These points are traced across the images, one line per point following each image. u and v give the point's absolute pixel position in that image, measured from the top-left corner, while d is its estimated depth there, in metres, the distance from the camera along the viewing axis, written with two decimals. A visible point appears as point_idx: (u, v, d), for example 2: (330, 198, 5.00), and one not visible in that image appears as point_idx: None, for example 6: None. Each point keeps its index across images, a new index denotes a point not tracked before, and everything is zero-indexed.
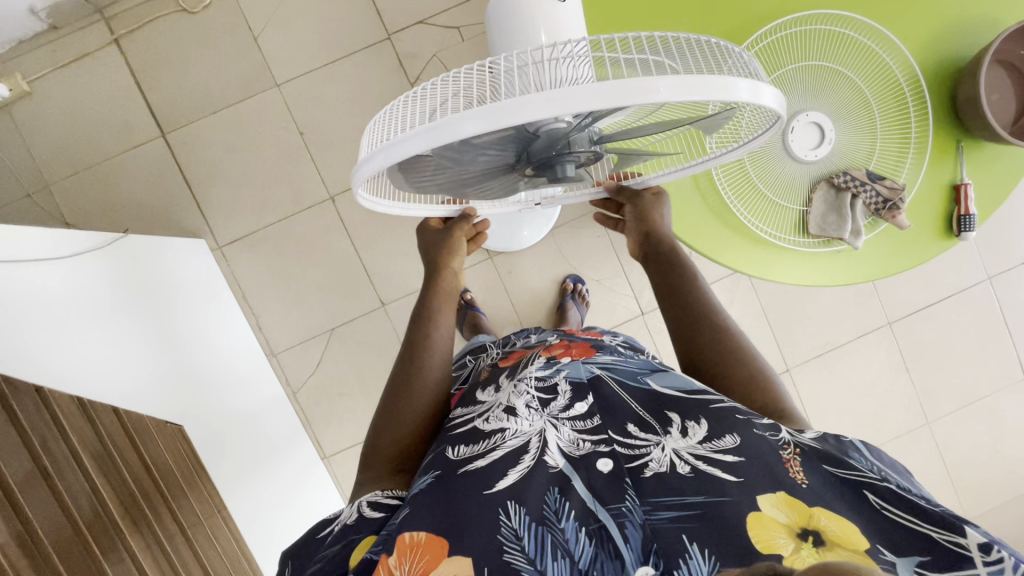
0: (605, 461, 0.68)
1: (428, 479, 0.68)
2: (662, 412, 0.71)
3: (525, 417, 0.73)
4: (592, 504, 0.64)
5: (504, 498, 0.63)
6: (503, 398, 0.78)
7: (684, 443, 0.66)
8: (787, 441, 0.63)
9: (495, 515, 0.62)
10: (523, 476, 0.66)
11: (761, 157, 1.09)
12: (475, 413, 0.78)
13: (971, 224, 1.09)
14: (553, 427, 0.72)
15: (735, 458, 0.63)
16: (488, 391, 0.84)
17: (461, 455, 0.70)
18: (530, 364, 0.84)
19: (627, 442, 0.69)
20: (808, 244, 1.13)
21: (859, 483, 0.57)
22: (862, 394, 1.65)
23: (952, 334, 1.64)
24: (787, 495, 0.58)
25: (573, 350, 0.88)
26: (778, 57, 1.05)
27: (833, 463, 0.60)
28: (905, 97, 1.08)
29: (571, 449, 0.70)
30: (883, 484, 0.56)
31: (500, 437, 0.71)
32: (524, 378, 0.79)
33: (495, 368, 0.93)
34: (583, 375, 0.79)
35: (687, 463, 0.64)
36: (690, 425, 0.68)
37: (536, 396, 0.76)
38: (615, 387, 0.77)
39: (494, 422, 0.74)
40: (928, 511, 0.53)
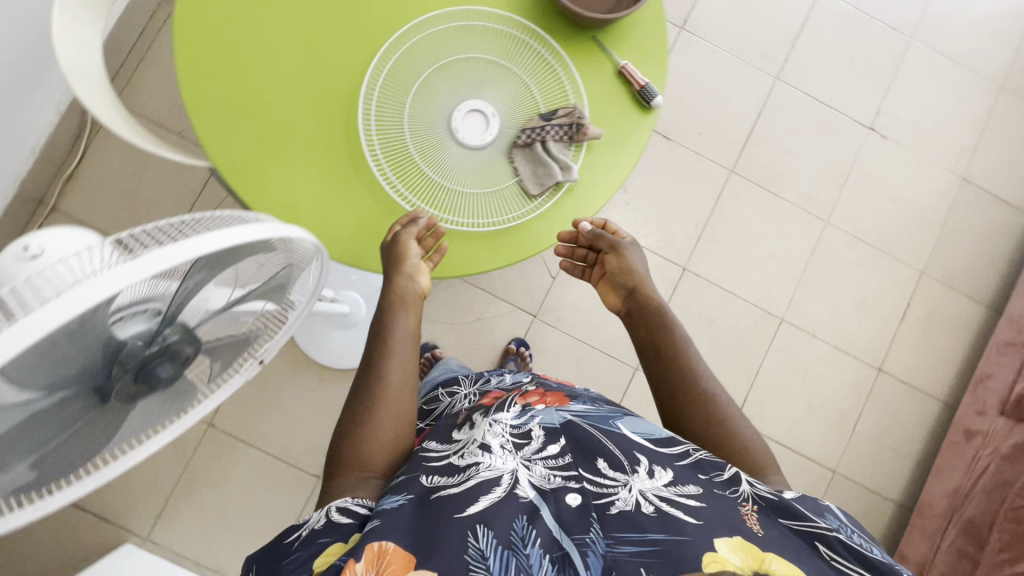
0: (574, 495, 0.85)
1: (402, 497, 0.85)
2: (633, 456, 0.91)
3: (499, 456, 0.91)
4: (559, 533, 0.80)
5: (473, 521, 0.80)
6: (478, 435, 0.97)
7: (650, 485, 0.85)
8: (747, 496, 0.83)
9: (462, 533, 0.78)
10: (493, 503, 0.83)
11: (428, 146, 1.15)
12: (453, 450, 0.96)
13: (651, 92, 1.17)
14: (526, 467, 0.90)
15: (698, 503, 0.81)
16: (465, 429, 1.02)
17: (435, 483, 0.88)
18: (507, 407, 1.03)
19: (597, 480, 0.87)
20: (542, 205, 1.17)
21: (815, 535, 0.77)
22: (758, 258, 2.06)
23: (788, 138, 2.11)
24: (743, 540, 0.75)
25: (547, 398, 1.10)
26: (410, 66, 1.15)
27: (789, 516, 0.79)
28: (534, 46, 1.19)
29: (542, 482, 0.88)
30: (835, 536, 0.76)
31: (474, 470, 0.89)
32: (500, 422, 0.98)
33: (474, 407, 1.13)
34: (557, 421, 1.00)
35: (652, 504, 0.82)
36: (656, 470, 0.88)
37: (510, 439, 0.96)
38: (590, 430, 0.97)
39: (469, 457, 0.92)
40: (874, 566, 0.73)
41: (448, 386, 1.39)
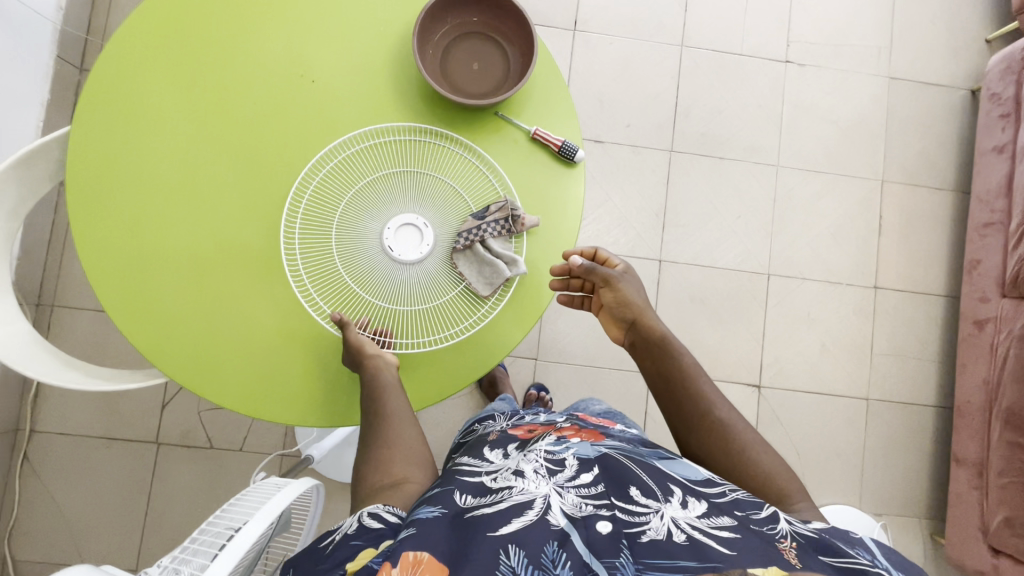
0: (604, 522, 0.61)
1: (432, 512, 0.63)
2: (665, 485, 0.67)
3: (533, 479, 0.68)
4: (588, 557, 0.57)
5: (505, 540, 0.58)
6: (511, 460, 0.73)
7: (683, 514, 0.62)
8: (785, 533, 0.61)
9: (494, 554, 0.56)
10: (524, 527, 0.59)
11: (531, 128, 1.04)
12: (483, 470, 0.73)
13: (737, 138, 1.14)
14: (558, 492, 0.65)
15: (730, 535, 0.59)
16: (496, 451, 0.78)
17: (467, 503, 0.65)
18: (541, 437, 0.79)
19: (629, 508, 0.63)
20: None
21: (854, 568, 0.57)
22: None
23: None
24: (781, 570, 0.55)
25: (584, 432, 0.81)
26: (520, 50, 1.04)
27: (828, 552, 0.59)
28: None
29: (572, 510, 0.63)
30: (876, 569, 0.56)
31: (506, 492, 0.65)
32: (535, 448, 0.74)
33: (506, 432, 0.87)
34: (591, 453, 0.73)
35: (683, 533, 0.60)
36: (689, 500, 0.65)
37: (545, 464, 0.70)
38: (625, 460, 0.70)
39: (502, 481, 0.69)
40: None
41: (481, 419, 1.01)
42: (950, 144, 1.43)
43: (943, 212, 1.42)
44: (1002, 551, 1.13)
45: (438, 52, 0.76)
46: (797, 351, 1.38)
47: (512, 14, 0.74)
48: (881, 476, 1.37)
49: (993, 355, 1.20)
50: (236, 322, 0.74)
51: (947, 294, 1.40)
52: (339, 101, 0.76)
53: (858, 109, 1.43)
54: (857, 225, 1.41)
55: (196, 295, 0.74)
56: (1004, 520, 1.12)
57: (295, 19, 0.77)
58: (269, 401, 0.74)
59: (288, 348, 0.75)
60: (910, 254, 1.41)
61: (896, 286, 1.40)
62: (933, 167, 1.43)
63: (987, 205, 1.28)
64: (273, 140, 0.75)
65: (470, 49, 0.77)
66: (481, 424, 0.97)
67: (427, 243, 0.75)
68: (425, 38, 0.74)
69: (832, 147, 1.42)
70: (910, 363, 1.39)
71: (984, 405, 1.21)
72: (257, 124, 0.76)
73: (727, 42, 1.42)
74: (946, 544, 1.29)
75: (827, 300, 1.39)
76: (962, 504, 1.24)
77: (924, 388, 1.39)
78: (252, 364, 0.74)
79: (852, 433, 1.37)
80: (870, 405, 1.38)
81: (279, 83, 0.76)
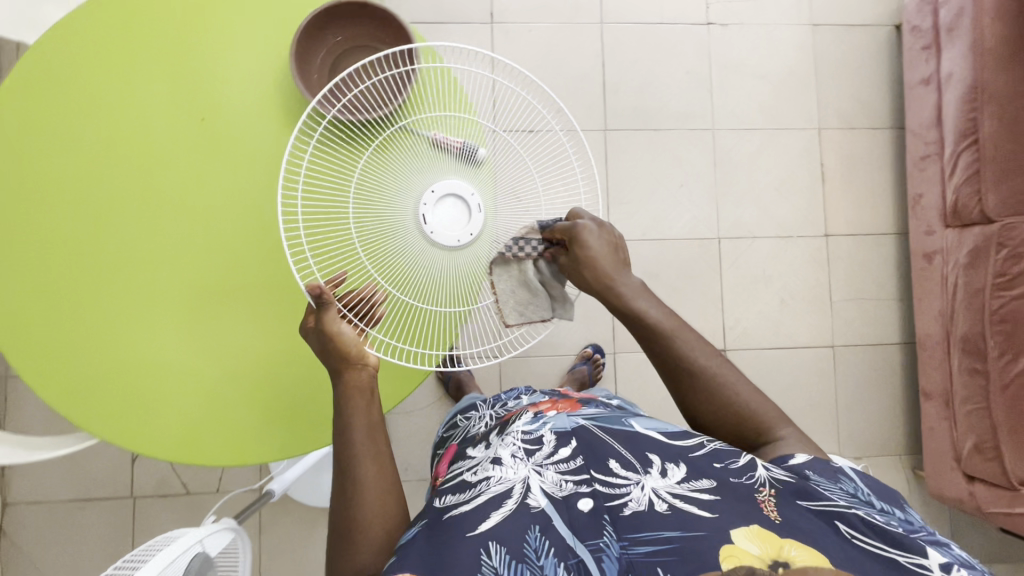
0: (585, 500, 0.60)
1: (414, 528, 0.60)
2: (644, 451, 0.65)
3: (510, 465, 0.66)
4: (571, 540, 0.57)
5: (485, 536, 0.57)
6: (488, 449, 0.72)
7: (663, 482, 0.60)
8: (763, 480, 0.59)
9: (475, 555, 0.55)
10: (505, 518, 0.59)
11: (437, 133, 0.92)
12: (465, 468, 0.71)
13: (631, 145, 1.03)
14: (537, 473, 0.64)
15: (710, 497, 0.58)
16: (478, 446, 0.76)
17: (446, 503, 0.64)
18: (518, 417, 0.76)
19: (608, 480, 0.62)
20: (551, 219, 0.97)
21: (831, 512, 0.55)
22: None
23: None
24: (762, 529, 0.54)
25: (561, 402, 0.79)
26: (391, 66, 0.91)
27: (805, 496, 0.57)
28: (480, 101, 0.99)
29: (552, 490, 0.62)
30: (852, 511, 0.54)
31: (483, 484, 0.64)
32: (512, 431, 0.72)
33: (492, 425, 0.84)
34: (568, 425, 0.70)
35: (665, 502, 0.58)
36: (668, 465, 0.62)
37: (522, 445, 0.68)
38: (602, 431, 0.68)
39: (480, 472, 0.66)
40: (896, 536, 0.52)
41: (465, 412, 0.99)
42: (880, 83, 1.43)
43: (883, 151, 1.42)
44: (976, 477, 1.15)
45: (324, 69, 0.74)
46: (759, 310, 1.39)
47: (396, 26, 0.73)
48: (855, 419, 1.39)
49: (945, 286, 1.21)
50: (158, 373, 0.74)
51: (896, 231, 1.41)
52: (236, 141, 0.76)
53: (786, 61, 1.42)
54: (801, 176, 1.41)
55: (117, 356, 0.74)
56: (973, 446, 1.13)
57: (185, 66, 0.75)
58: (208, 446, 0.74)
59: (220, 391, 0.75)
60: (856, 197, 1.41)
61: (846, 231, 1.41)
62: (867, 107, 1.42)
63: (921, 138, 1.28)
64: (172, 189, 0.75)
65: (358, 64, 0.75)
66: (463, 418, 0.96)
67: (472, 230, 0.67)
68: (307, 57, 0.72)
69: (766, 102, 1.41)
70: (870, 304, 1.40)
71: (942, 336, 1.22)
72: (151, 175, 0.75)
73: (646, 13, 1.41)
74: (926, 477, 1.31)
75: (781, 255, 1.40)
76: (936, 436, 1.25)
77: (887, 327, 1.40)
78: (180, 414, 0.74)
79: (823, 382, 1.39)
80: (837, 352, 1.39)
81: (170, 128, 0.75)
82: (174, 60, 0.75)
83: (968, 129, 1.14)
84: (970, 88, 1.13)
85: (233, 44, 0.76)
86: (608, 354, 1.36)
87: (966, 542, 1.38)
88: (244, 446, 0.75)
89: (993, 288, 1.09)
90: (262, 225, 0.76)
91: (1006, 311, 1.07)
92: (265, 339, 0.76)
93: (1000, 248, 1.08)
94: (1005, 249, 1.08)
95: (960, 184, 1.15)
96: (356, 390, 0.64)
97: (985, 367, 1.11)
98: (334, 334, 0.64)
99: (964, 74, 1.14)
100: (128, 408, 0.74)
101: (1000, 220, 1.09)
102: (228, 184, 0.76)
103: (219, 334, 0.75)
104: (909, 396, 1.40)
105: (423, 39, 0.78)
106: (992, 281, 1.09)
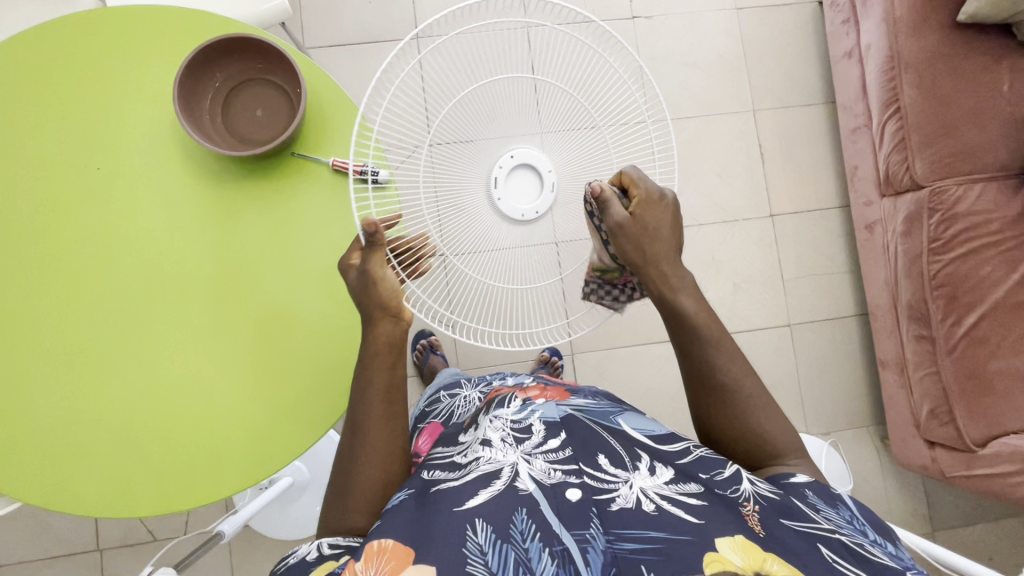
0: (573, 490, 0.59)
1: (402, 495, 0.62)
2: (633, 450, 0.65)
3: (500, 448, 0.66)
4: (557, 527, 0.55)
5: (473, 514, 0.57)
6: (479, 432, 0.72)
7: (651, 482, 0.59)
8: (748, 496, 0.57)
9: (460, 531, 0.55)
10: (494, 497, 0.59)
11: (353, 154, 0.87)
12: (454, 450, 0.71)
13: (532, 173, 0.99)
14: (526, 461, 0.64)
15: (697, 502, 0.56)
16: (467, 428, 0.77)
17: (433, 477, 0.66)
18: (506, 401, 0.76)
19: (597, 474, 0.61)
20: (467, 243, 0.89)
21: (813, 534, 0.53)
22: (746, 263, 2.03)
23: None
24: (746, 540, 0.52)
25: (550, 390, 0.80)
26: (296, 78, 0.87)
27: (789, 515, 0.55)
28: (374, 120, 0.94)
29: (541, 477, 0.62)
30: (835, 536, 0.53)
31: (474, 464, 0.65)
32: (500, 415, 0.73)
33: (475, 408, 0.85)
34: (557, 415, 0.71)
35: (652, 502, 0.57)
36: (658, 466, 0.62)
37: (512, 432, 0.69)
38: (593, 426, 0.69)
39: (471, 454, 0.68)
40: (877, 564, 0.50)
41: (451, 390, 1.00)
42: (808, 60, 1.44)
43: (819, 126, 1.43)
44: (935, 442, 1.15)
45: (215, 109, 0.74)
46: (712, 297, 1.39)
47: (277, 54, 0.72)
48: (817, 395, 1.39)
49: (887, 255, 1.21)
50: (82, 427, 0.73)
51: (839, 205, 1.42)
52: (138, 185, 0.75)
53: (714, 47, 1.43)
54: (740, 159, 1.41)
55: (39, 414, 0.73)
56: (929, 412, 1.13)
57: (82, 117, 0.75)
58: (140, 494, 0.73)
59: (146, 438, 0.74)
60: (797, 174, 1.42)
61: (790, 209, 1.41)
62: (799, 85, 1.43)
63: (852, 111, 1.29)
64: (78, 239, 0.75)
65: (249, 97, 0.76)
66: (447, 396, 0.98)
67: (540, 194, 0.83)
68: (194, 101, 0.72)
69: (698, 90, 1.42)
70: (821, 279, 1.41)
71: (890, 305, 1.23)
72: (57, 229, 0.75)
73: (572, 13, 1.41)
74: (892, 446, 1.31)
75: (729, 239, 1.40)
76: (896, 405, 1.25)
77: (842, 300, 1.41)
78: (105, 466, 0.73)
79: (782, 361, 1.39)
80: (793, 330, 1.40)
81: (78, 181, 0.75)
82: (67, 111, 0.75)
83: (890, 98, 1.14)
84: (888, 58, 1.14)
85: (127, 90, 0.76)
86: (565, 355, 1.36)
87: (939, 506, 1.38)
88: (175, 490, 0.73)
89: (929, 253, 1.09)
90: (173, 265, 0.75)
91: (944, 275, 1.08)
92: (187, 379, 0.74)
93: (932, 212, 1.09)
94: (937, 213, 1.08)
95: (889, 153, 1.16)
96: (378, 345, 0.64)
97: (931, 332, 1.11)
98: (377, 280, 0.64)
99: (881, 45, 1.15)
100: (53, 466, 0.73)
101: (930, 185, 1.10)
102: (134, 228, 0.75)
103: (140, 379, 0.74)
104: (869, 366, 1.41)
105: (306, 61, 0.77)
106: (927, 246, 1.09)
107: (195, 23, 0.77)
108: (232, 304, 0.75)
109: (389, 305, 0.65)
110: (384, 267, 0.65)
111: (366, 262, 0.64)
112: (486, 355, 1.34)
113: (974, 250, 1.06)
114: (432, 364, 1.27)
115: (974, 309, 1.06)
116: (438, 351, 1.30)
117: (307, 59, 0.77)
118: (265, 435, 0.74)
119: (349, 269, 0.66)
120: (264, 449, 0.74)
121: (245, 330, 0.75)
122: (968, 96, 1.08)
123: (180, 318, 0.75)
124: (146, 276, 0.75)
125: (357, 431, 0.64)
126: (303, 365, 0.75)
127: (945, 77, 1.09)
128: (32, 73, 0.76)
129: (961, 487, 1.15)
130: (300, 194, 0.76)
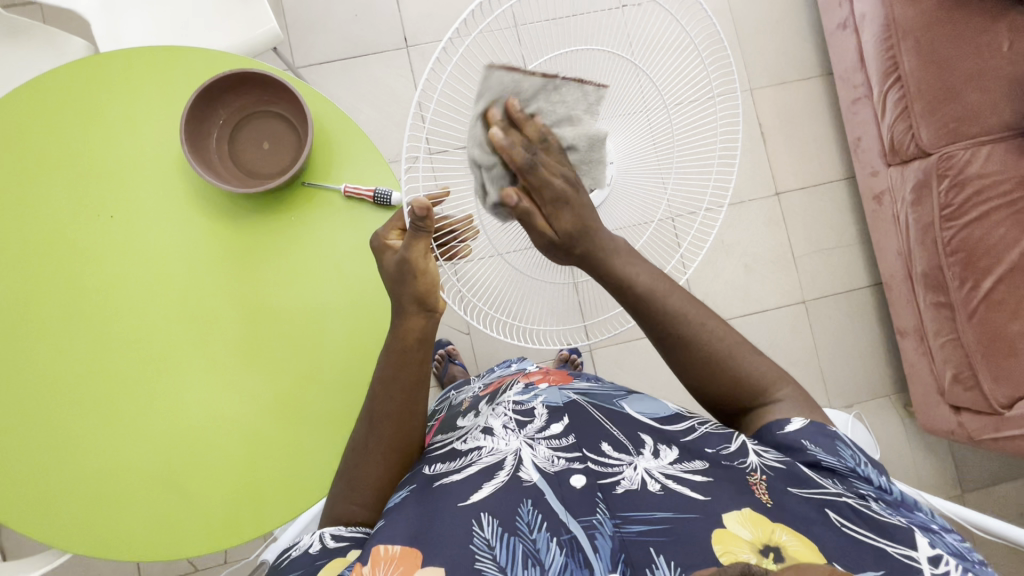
0: (577, 477, 0.55)
1: (402, 494, 0.58)
2: (635, 431, 0.61)
3: (502, 436, 0.62)
4: (563, 515, 0.52)
5: (477, 508, 0.53)
6: (478, 421, 0.68)
7: (655, 463, 0.56)
8: (754, 467, 0.54)
9: (466, 526, 0.52)
10: (498, 490, 0.55)
11: (337, 166, 0.77)
12: (453, 436, 0.67)
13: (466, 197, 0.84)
14: (529, 447, 0.60)
15: (704, 478, 0.53)
16: (467, 416, 0.73)
17: (435, 471, 0.60)
18: (508, 388, 0.74)
19: (601, 459, 0.57)
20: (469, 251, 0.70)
21: (820, 500, 0.50)
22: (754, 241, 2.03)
23: None
24: (753, 510, 0.49)
25: (552, 375, 0.76)
26: (318, 104, 0.77)
27: (797, 482, 0.52)
28: (336, 137, 0.77)
29: (544, 465, 0.58)
30: (841, 500, 0.50)
31: (475, 454, 0.60)
32: (501, 402, 0.68)
33: (479, 395, 0.80)
34: (560, 400, 0.66)
35: (657, 482, 0.54)
36: (660, 447, 0.58)
37: (514, 417, 0.64)
38: (594, 410, 0.64)
39: (470, 441, 0.63)
40: (887, 527, 0.48)
41: (457, 386, 0.96)
42: (801, 34, 1.42)
43: (819, 99, 1.42)
44: (961, 407, 1.15)
45: (222, 149, 0.74)
46: (725, 281, 1.38)
47: (280, 86, 0.72)
48: (838, 368, 1.40)
49: (898, 224, 1.21)
50: (120, 473, 0.74)
51: (844, 177, 1.42)
52: (152, 230, 0.76)
53: None
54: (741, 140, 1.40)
55: (78, 462, 0.74)
56: (953, 377, 1.14)
57: (87, 164, 0.76)
58: (177, 535, 0.74)
59: (185, 478, 0.74)
60: (799, 150, 1.41)
61: (795, 186, 1.41)
62: (795, 59, 1.42)
63: (850, 81, 1.29)
64: (83, 288, 0.75)
65: (255, 130, 0.75)
66: (456, 391, 0.92)
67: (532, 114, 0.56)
68: (200, 139, 0.72)
69: None
70: (832, 253, 1.41)
71: (905, 274, 1.23)
72: (70, 278, 0.75)
73: None
74: (917, 412, 1.32)
75: (737, 222, 1.39)
76: (918, 372, 1.26)
77: (854, 273, 1.41)
78: (144, 513, 0.74)
79: (800, 338, 1.39)
80: (809, 306, 1.40)
81: (81, 228, 0.75)
82: (67, 164, 0.76)
83: (889, 67, 1.14)
84: (884, 27, 1.13)
85: (125, 132, 0.76)
86: (584, 351, 1.36)
87: (970, 467, 1.39)
88: (217, 526, 0.74)
89: (941, 220, 1.09)
90: (197, 305, 0.76)
91: (958, 241, 1.07)
92: (217, 418, 0.75)
93: (941, 178, 1.08)
94: (946, 178, 1.08)
95: (892, 123, 1.15)
96: (407, 341, 0.60)
97: (949, 299, 1.11)
98: (418, 272, 0.58)
99: (877, 13, 1.14)
100: (93, 514, 0.74)
101: (936, 151, 1.09)
102: (154, 272, 0.75)
103: (174, 421, 0.74)
104: (886, 336, 1.42)
105: (316, 93, 0.77)
106: (939, 213, 1.09)
107: (195, 71, 0.77)
108: (258, 339, 0.76)
109: (423, 297, 0.59)
110: (425, 255, 0.58)
111: (406, 247, 0.57)
112: (505, 357, 1.35)
113: (987, 213, 1.05)
114: (453, 373, 1.27)
115: (992, 272, 1.05)
116: (457, 360, 1.30)
117: (312, 91, 0.77)
118: (299, 468, 0.75)
119: (385, 250, 0.61)
120: (297, 480, 0.75)
121: (273, 361, 0.76)
122: (968, 59, 1.07)
123: (208, 358, 0.75)
124: (168, 320, 0.75)
125: (373, 426, 0.61)
126: (324, 396, 0.75)
127: (942, 42, 1.08)
128: (37, 128, 0.76)
129: (990, 449, 1.16)
130: (312, 224, 0.76)
